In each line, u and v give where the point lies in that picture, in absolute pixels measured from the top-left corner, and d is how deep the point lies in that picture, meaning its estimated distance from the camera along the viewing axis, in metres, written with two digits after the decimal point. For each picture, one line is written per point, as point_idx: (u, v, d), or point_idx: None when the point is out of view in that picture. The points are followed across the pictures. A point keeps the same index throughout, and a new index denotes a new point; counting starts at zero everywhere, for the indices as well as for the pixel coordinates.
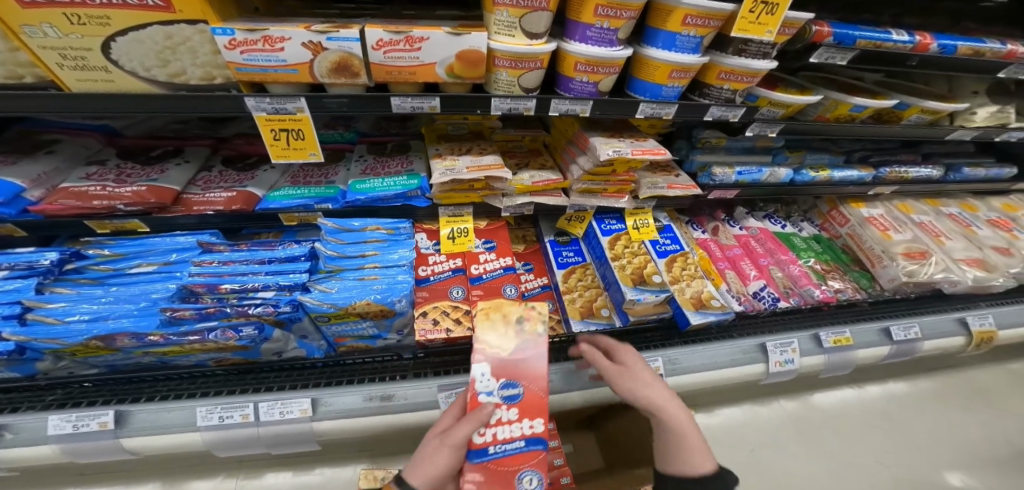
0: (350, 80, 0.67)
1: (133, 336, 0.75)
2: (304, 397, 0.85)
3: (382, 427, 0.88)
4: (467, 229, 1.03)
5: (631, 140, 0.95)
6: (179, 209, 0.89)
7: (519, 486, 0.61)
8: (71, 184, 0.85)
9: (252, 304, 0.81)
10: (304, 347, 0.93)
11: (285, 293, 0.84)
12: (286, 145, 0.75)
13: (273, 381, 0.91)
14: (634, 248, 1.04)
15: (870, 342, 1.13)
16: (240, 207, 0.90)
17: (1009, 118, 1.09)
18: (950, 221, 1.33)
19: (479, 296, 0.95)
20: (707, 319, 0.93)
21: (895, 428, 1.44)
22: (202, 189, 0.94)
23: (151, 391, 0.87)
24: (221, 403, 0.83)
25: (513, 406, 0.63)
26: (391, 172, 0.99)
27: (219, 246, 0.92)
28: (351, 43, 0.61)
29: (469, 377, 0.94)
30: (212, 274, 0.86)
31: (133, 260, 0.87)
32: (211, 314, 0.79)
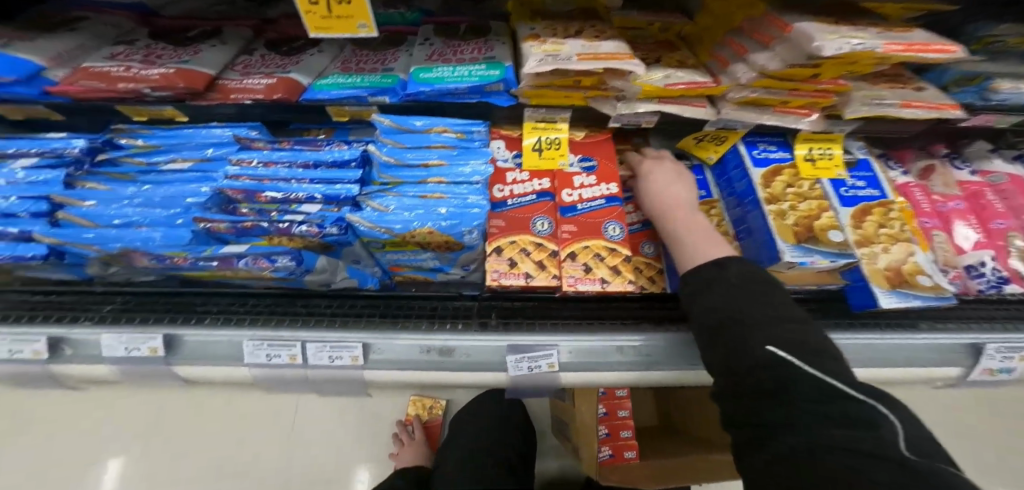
0: None
1: (152, 254, 0.64)
2: (356, 342, 0.71)
3: (439, 382, 0.75)
4: (560, 140, 0.79)
5: (865, 29, 0.59)
6: (215, 96, 0.72)
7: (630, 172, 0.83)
8: (93, 63, 0.70)
9: (293, 222, 0.66)
10: (355, 276, 0.80)
11: (332, 208, 0.68)
12: (327, 11, 0.53)
13: (323, 311, 0.76)
14: (801, 188, 0.75)
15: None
16: (281, 96, 0.71)
17: None
18: None
19: (570, 233, 0.72)
20: (909, 303, 0.66)
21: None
22: (241, 74, 0.76)
23: (199, 313, 0.74)
24: (267, 338, 0.69)
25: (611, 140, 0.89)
26: (465, 58, 0.74)
27: (258, 143, 0.76)
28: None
29: (550, 341, 0.74)
30: (250, 177, 0.70)
31: (168, 154, 0.75)
32: (249, 230, 0.66)
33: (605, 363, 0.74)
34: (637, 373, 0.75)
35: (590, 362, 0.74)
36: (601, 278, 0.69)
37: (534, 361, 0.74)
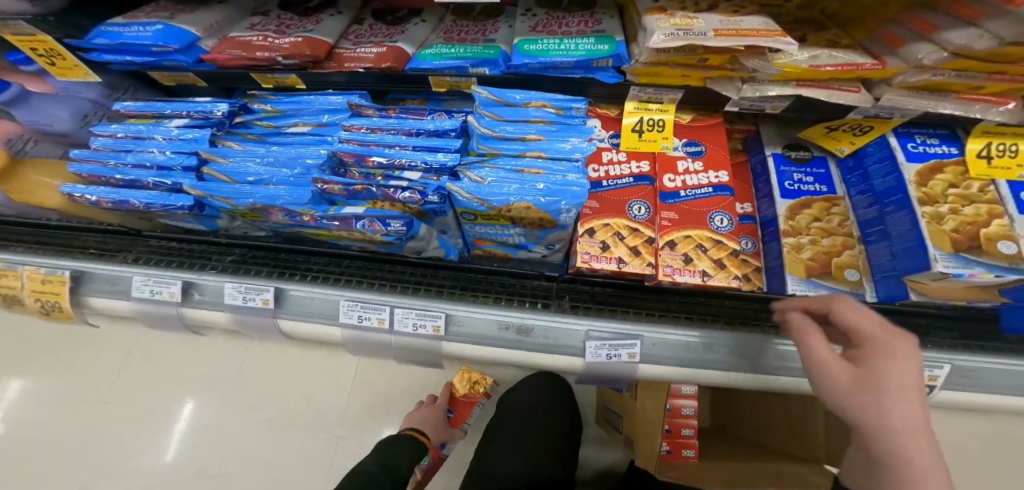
0: None
1: (285, 210, 0.68)
2: (439, 311, 0.73)
3: (520, 360, 0.74)
4: (665, 121, 0.75)
5: None
6: (332, 64, 0.78)
7: (711, 222, 0.69)
8: (237, 34, 0.80)
9: (399, 188, 0.69)
10: (443, 246, 0.84)
11: (432, 177, 0.70)
12: None
13: (409, 279, 0.82)
14: (966, 188, 0.64)
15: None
16: (390, 65, 0.74)
17: None
18: None
19: (670, 221, 0.69)
20: None
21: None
22: (353, 43, 0.80)
23: (303, 272, 0.80)
24: (361, 301, 0.73)
25: (697, 160, 0.74)
26: (571, 31, 0.72)
27: (368, 109, 0.79)
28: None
29: (634, 330, 0.71)
30: (361, 143, 0.74)
31: (291, 118, 0.81)
32: (360, 192, 0.69)
33: (690, 359, 0.68)
34: (726, 375, 0.68)
35: (677, 358, 0.68)
36: (702, 271, 0.66)
37: (614, 348, 0.70)
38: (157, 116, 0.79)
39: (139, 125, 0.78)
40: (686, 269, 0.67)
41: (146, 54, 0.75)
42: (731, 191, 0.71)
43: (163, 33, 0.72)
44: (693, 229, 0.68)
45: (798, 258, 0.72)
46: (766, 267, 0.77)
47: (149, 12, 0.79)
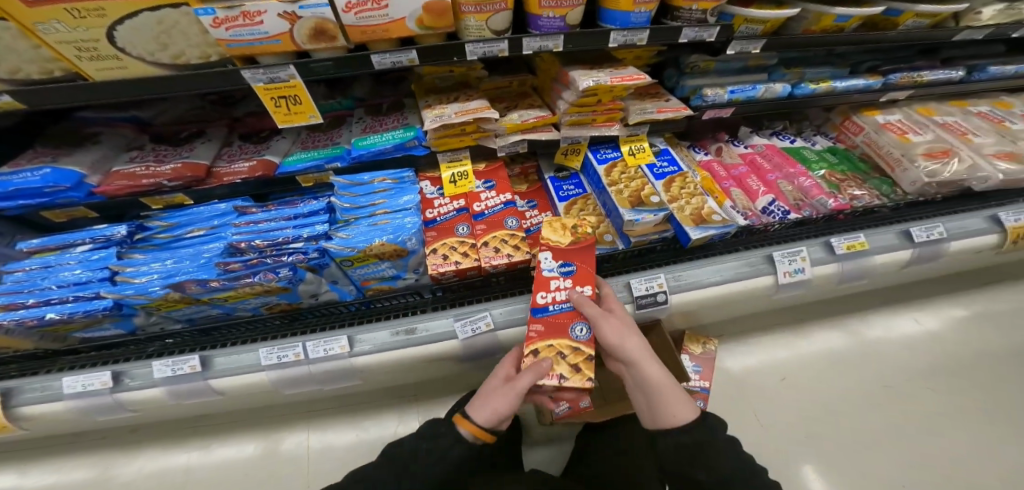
0: (329, 44, 0.70)
1: (198, 281, 0.95)
2: (342, 336, 1.05)
3: (413, 355, 1.07)
4: (466, 172, 1.12)
5: (610, 70, 0.97)
6: (212, 182, 1.06)
7: (506, 223, 1.06)
8: (120, 167, 1.01)
9: (287, 253, 0.99)
10: (336, 291, 1.13)
11: (313, 242, 1.01)
12: (287, 111, 0.83)
13: (315, 324, 1.12)
14: (631, 173, 1.11)
15: (888, 245, 1.14)
16: (263, 174, 1.05)
17: (1021, 13, 1.04)
18: (980, 120, 1.28)
19: (482, 229, 1.05)
20: (707, 232, 1.00)
21: (915, 351, 1.48)
22: (228, 161, 1.09)
23: (221, 339, 1.09)
24: (277, 345, 1.03)
25: (491, 190, 1.13)
26: (388, 127, 1.08)
27: (251, 208, 1.09)
28: (323, 9, 0.64)
29: (478, 307, 1.12)
30: (251, 231, 1.03)
31: (185, 227, 1.06)
32: (255, 264, 0.97)
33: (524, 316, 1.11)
34: None
35: (515, 317, 1.11)
36: (507, 253, 1.01)
37: (475, 322, 1.09)
38: (61, 247, 1.03)
39: (48, 257, 1.01)
40: (498, 254, 1.01)
41: (38, 196, 0.93)
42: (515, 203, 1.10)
43: (52, 176, 0.91)
44: (496, 232, 1.04)
45: None
46: None
47: (29, 157, 0.96)
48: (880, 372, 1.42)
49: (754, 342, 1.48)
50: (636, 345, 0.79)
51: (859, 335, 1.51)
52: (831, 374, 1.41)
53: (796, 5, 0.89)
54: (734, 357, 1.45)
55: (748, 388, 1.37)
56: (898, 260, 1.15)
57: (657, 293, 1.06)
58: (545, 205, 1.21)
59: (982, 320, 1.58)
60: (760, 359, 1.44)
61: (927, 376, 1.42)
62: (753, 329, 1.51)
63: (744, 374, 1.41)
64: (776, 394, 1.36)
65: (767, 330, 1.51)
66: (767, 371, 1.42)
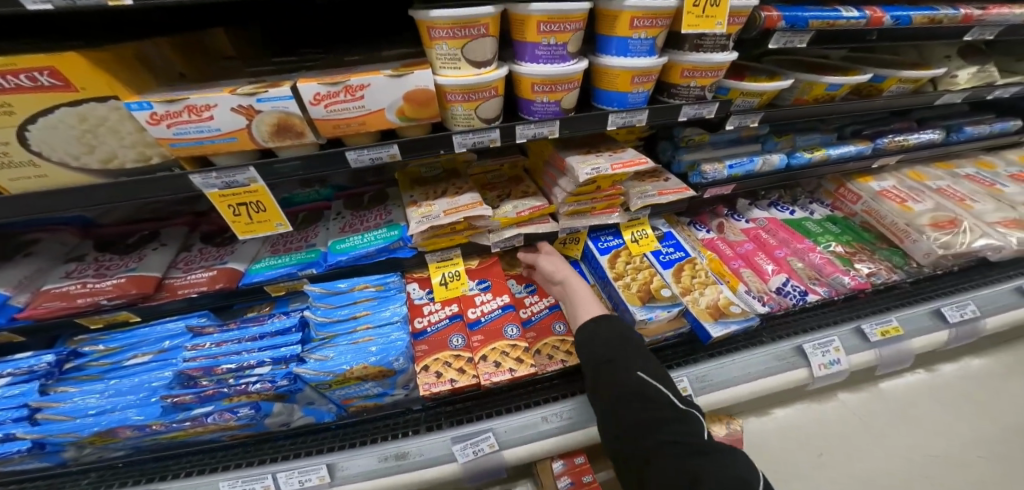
0: (296, 140, 0.60)
1: (133, 427, 0.80)
2: (321, 464, 0.88)
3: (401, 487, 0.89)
4: (459, 272, 1.02)
5: (609, 153, 0.91)
6: (163, 295, 0.89)
7: (505, 333, 0.93)
8: (53, 284, 0.85)
9: (250, 382, 0.83)
10: (312, 413, 0.94)
11: (280, 366, 0.85)
12: (249, 219, 0.70)
13: (289, 449, 0.93)
14: (636, 263, 1.01)
15: (923, 328, 1.02)
16: (224, 285, 0.89)
17: (992, 76, 1.04)
18: (970, 183, 1.17)
19: (480, 341, 0.91)
20: (729, 328, 0.90)
21: (986, 416, 1.25)
22: (184, 270, 0.94)
23: (177, 468, 0.91)
24: (242, 476, 0.87)
25: (486, 291, 1.01)
26: (370, 226, 0.97)
27: (208, 328, 0.93)
28: (287, 102, 0.55)
29: (483, 424, 0.93)
30: (207, 357, 0.87)
31: (128, 352, 0.90)
32: (211, 396, 0.83)
33: (535, 433, 0.93)
34: (566, 436, 0.94)
35: (525, 435, 0.93)
36: (509, 368, 0.88)
37: (477, 444, 0.91)
38: None
39: None
40: (499, 370, 0.88)
41: None
42: (513, 306, 0.98)
43: None
44: (496, 343, 0.91)
45: None
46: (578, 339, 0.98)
47: None
48: (944, 437, 1.20)
49: (784, 409, 1.26)
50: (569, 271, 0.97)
51: (909, 390, 1.31)
52: (888, 439, 1.19)
53: (789, 77, 0.86)
54: (761, 425, 1.23)
55: (787, 458, 1.16)
56: (937, 343, 1.03)
57: None
58: (545, 289, 1.07)
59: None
60: (792, 427, 1.22)
61: (1004, 445, 1.19)
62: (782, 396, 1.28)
63: (780, 440, 1.19)
64: (812, 471, 1.13)
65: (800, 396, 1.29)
66: (800, 443, 1.19)
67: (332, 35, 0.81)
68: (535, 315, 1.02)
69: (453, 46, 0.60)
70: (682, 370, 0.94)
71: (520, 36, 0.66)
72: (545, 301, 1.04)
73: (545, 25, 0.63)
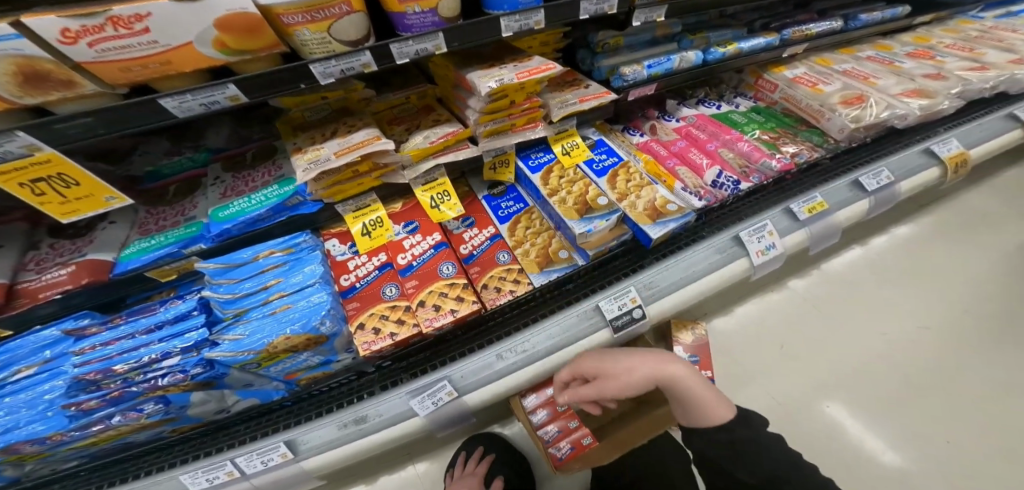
0: (65, 92, 0.47)
1: (34, 441, 0.70)
2: (279, 443, 0.83)
3: (367, 449, 0.86)
4: (381, 217, 0.93)
5: (513, 64, 0.82)
6: (23, 302, 0.75)
7: (441, 273, 0.88)
8: None
9: (160, 375, 0.74)
10: (253, 395, 0.86)
11: (192, 353, 0.76)
12: (62, 198, 0.57)
13: (245, 432, 0.88)
14: (570, 176, 0.97)
15: (846, 201, 1.04)
16: (89, 280, 0.76)
17: None
18: (872, 64, 1.19)
19: (414, 287, 0.86)
20: (666, 227, 0.87)
21: (904, 282, 1.41)
22: (37, 271, 0.78)
23: (135, 469, 0.84)
24: (200, 466, 0.82)
25: (415, 233, 0.94)
26: (257, 185, 0.85)
27: (91, 328, 0.82)
28: (16, 43, 0.39)
29: (438, 374, 0.89)
30: (101, 358, 0.76)
31: (9, 368, 0.77)
32: (118, 398, 0.74)
33: (492, 373, 0.89)
34: (526, 370, 0.90)
35: (482, 377, 0.89)
36: (450, 310, 0.83)
37: (434, 394, 0.87)
38: None
39: None
40: (439, 313, 0.83)
41: None
42: (447, 245, 0.92)
43: None
44: (432, 286, 0.86)
45: (530, 259, 0.93)
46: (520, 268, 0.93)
47: None
48: (873, 317, 1.34)
49: (741, 308, 1.38)
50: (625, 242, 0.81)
51: (841, 279, 1.42)
52: (827, 329, 1.32)
53: None
54: (725, 326, 1.35)
55: (741, 360, 1.27)
56: (860, 213, 1.05)
57: (631, 310, 0.92)
58: (485, 219, 1.01)
59: (960, 244, 1.50)
60: (751, 324, 1.34)
61: (920, 313, 1.34)
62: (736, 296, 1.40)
63: (735, 340, 1.31)
64: (773, 364, 1.26)
65: (754, 292, 1.40)
66: (761, 340, 1.31)
67: None
68: (478, 249, 0.97)
69: None
70: (631, 279, 0.95)
71: None
72: (485, 232, 0.98)
73: None
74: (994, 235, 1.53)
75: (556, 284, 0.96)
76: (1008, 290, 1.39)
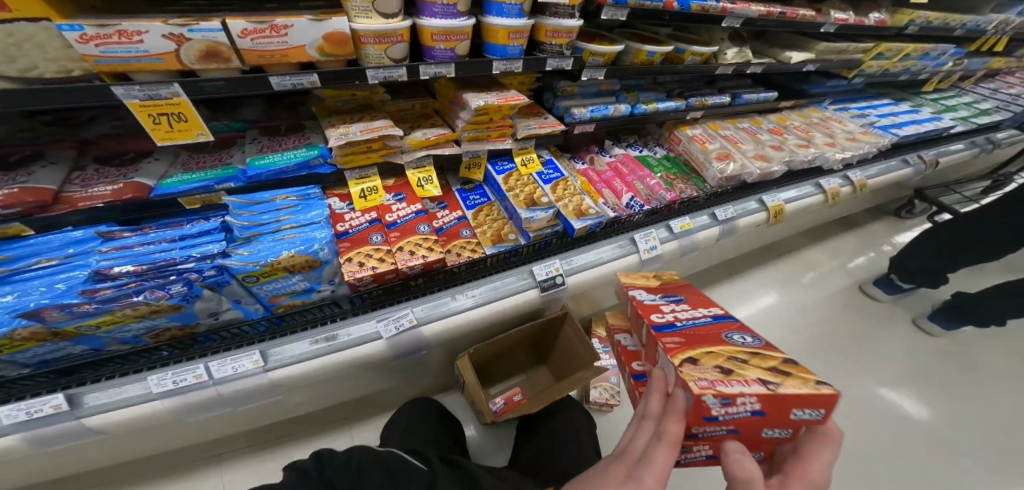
0: (222, 65, 0.71)
1: (60, 306, 0.83)
2: (254, 352, 1.05)
3: (333, 364, 1.09)
4: (375, 186, 1.19)
5: (497, 92, 1.14)
6: (62, 207, 0.91)
7: (418, 231, 1.15)
8: None
9: (174, 271, 0.93)
10: (239, 309, 1.06)
11: (206, 260, 0.96)
12: (169, 128, 0.78)
13: (215, 347, 1.09)
14: (524, 181, 1.29)
15: (704, 224, 1.47)
16: (133, 195, 0.94)
17: (747, 56, 1.40)
18: (745, 133, 1.67)
19: (396, 236, 1.13)
20: (586, 222, 1.22)
21: (760, 312, 1.97)
22: (81, 185, 0.95)
23: (96, 375, 1.01)
24: (171, 370, 1.01)
25: (402, 202, 1.21)
26: (289, 146, 1.08)
27: (120, 233, 0.98)
28: (217, 34, 0.66)
29: (402, 308, 1.17)
30: (124, 256, 0.94)
31: (30, 258, 0.90)
32: (134, 286, 0.89)
33: (446, 308, 1.18)
34: (471, 311, 1.20)
35: (436, 312, 1.18)
36: (422, 255, 1.11)
37: (398, 320, 1.13)
38: None
39: None
40: (413, 256, 1.10)
41: None
42: (424, 212, 1.20)
43: None
44: (410, 237, 1.13)
45: (486, 236, 1.24)
46: (479, 241, 1.23)
47: None
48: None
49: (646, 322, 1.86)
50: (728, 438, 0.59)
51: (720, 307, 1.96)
52: None
53: (621, 43, 1.17)
54: None
55: None
56: (713, 237, 1.48)
57: (554, 277, 1.27)
58: (455, 205, 1.30)
59: (798, 290, 2.09)
60: None
61: (768, 337, 1.87)
62: None
63: None
64: None
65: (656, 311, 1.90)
66: None
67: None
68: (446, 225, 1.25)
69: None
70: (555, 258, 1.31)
71: None
72: (453, 214, 1.27)
73: None
74: (817, 288, 2.12)
75: (503, 257, 1.28)
76: (825, 326, 1.96)
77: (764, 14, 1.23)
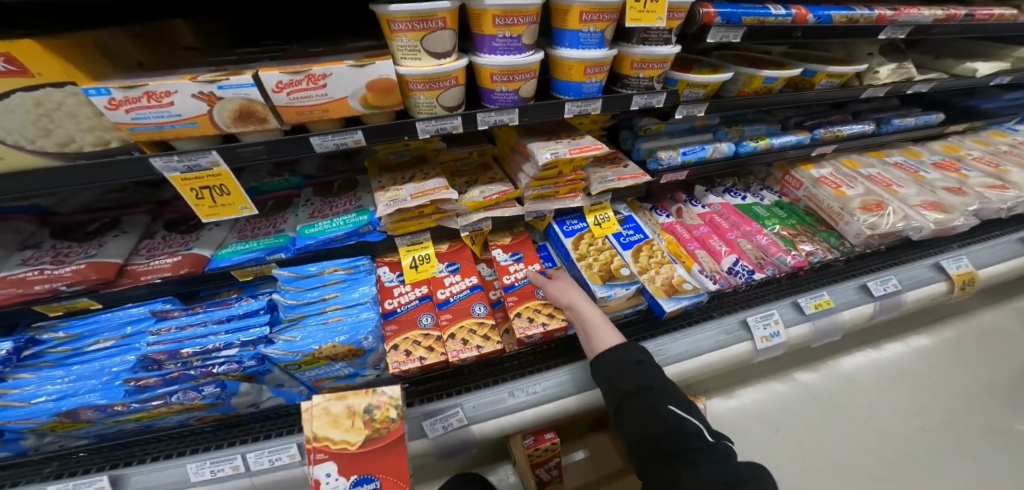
0: (258, 126, 0.63)
1: (95, 408, 0.77)
2: (292, 443, 0.91)
3: None
4: (429, 254, 1.05)
5: (569, 140, 0.96)
6: (126, 281, 0.89)
7: (472, 311, 0.97)
8: (6, 272, 0.82)
9: (216, 363, 0.83)
10: (281, 395, 0.94)
11: (249, 347, 0.86)
12: (212, 202, 0.71)
13: (257, 430, 0.97)
14: (599, 245, 1.07)
15: (850, 300, 1.10)
16: (188, 270, 0.90)
17: (910, 71, 1.09)
18: (898, 170, 1.28)
19: (448, 319, 0.96)
20: (680, 303, 0.95)
21: (911, 388, 1.41)
22: (147, 256, 0.93)
23: (142, 454, 0.93)
24: (209, 458, 0.89)
25: (455, 274, 1.04)
26: (339, 211, 0.99)
27: (173, 312, 0.93)
28: (249, 90, 0.57)
29: (456, 402, 0.95)
30: (172, 340, 0.87)
31: (89, 338, 0.89)
32: (176, 379, 0.81)
33: (502, 408, 0.96)
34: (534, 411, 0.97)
35: (491, 410, 0.96)
36: (475, 345, 0.92)
37: (446, 419, 0.93)
38: None
39: None
40: (466, 346, 0.92)
41: None
42: (481, 287, 1.02)
43: None
44: (463, 321, 0.95)
45: None
46: None
47: None
48: (870, 417, 1.33)
49: (746, 391, 1.39)
50: (573, 294, 0.92)
51: (848, 376, 1.44)
52: (823, 422, 1.32)
53: (729, 70, 0.94)
54: (725, 406, 1.35)
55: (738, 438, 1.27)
56: (866, 316, 1.10)
57: None
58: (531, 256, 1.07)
59: (962, 359, 1.51)
60: (752, 406, 1.35)
61: (926, 424, 1.33)
62: (741, 378, 1.42)
63: (732, 420, 1.31)
64: (768, 445, 1.25)
65: (759, 377, 1.42)
66: (761, 422, 1.31)
67: (301, 42, 0.76)
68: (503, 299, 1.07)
69: (412, 38, 0.64)
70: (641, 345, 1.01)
71: (479, 29, 0.71)
72: (529, 266, 1.04)
73: (500, 19, 0.68)
74: (1002, 361, 1.51)
75: None
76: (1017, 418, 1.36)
77: (941, 19, 0.94)
